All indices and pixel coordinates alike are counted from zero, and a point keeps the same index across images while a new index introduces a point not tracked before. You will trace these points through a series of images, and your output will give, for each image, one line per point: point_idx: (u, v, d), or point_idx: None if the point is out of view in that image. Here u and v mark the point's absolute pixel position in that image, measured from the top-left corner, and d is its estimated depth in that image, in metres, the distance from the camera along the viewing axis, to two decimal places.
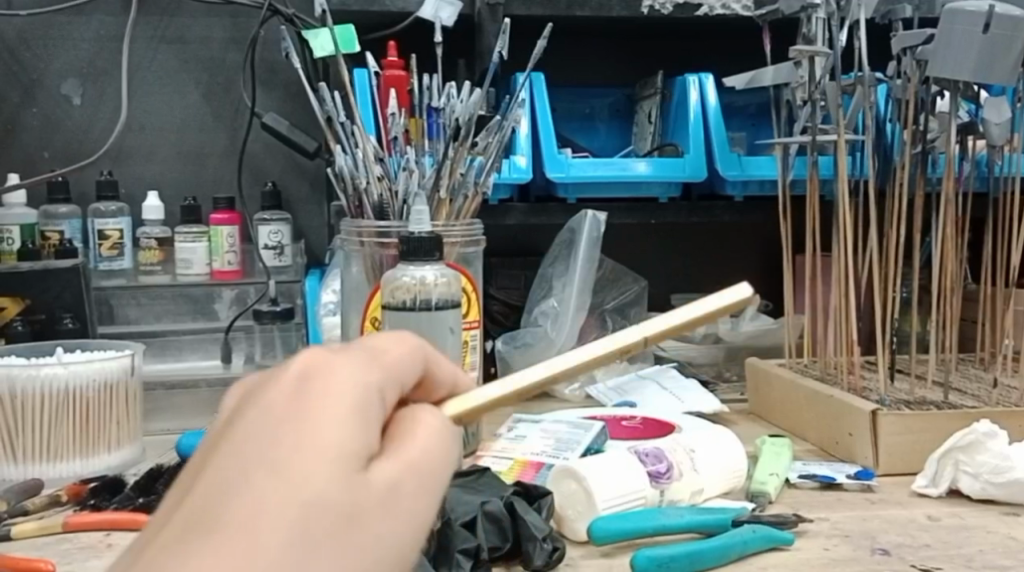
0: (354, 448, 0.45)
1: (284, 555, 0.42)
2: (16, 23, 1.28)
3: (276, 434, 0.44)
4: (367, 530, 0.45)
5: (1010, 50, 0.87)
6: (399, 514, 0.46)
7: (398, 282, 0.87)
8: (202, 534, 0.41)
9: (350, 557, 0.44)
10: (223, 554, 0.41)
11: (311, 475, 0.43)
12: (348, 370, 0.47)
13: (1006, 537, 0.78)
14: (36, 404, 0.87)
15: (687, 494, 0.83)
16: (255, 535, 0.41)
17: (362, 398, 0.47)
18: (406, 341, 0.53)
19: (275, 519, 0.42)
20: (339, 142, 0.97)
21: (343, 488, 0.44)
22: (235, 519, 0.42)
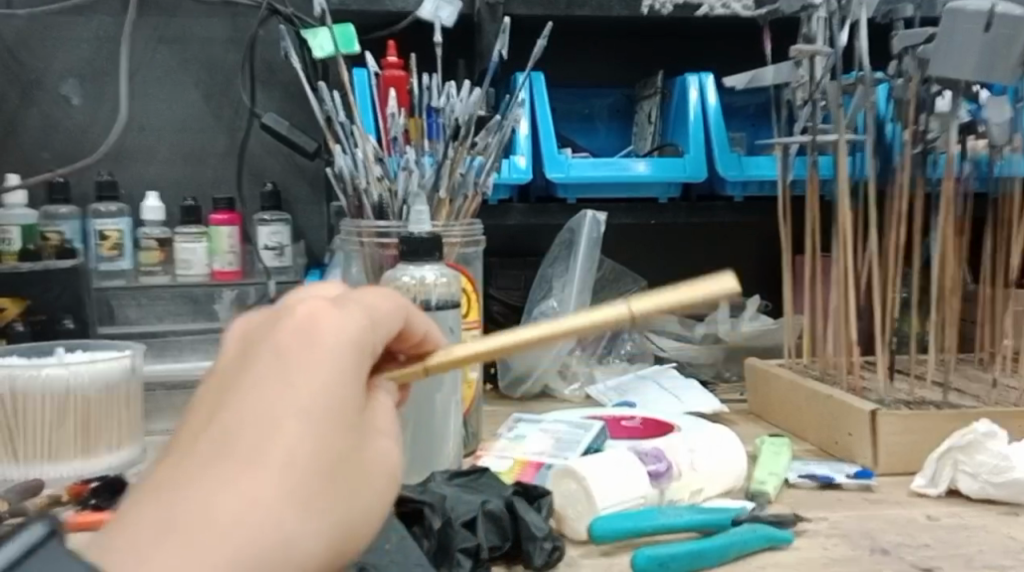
0: (358, 397, 0.49)
1: (312, 482, 0.45)
2: (16, 23, 1.28)
3: (294, 378, 0.47)
4: (367, 471, 0.48)
5: (1013, 48, 0.87)
6: (387, 460, 0.50)
7: (398, 283, 0.86)
8: (240, 461, 0.43)
9: (360, 487, 0.47)
10: (261, 477, 0.43)
11: (331, 415, 0.47)
12: (347, 326, 0.50)
13: (1006, 537, 0.78)
14: (37, 404, 0.87)
15: (687, 493, 0.83)
16: (289, 465, 0.44)
17: (359, 353, 0.50)
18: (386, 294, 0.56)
19: (305, 448, 0.45)
20: (339, 141, 0.98)
21: (349, 433, 0.47)
22: (269, 448, 0.44)
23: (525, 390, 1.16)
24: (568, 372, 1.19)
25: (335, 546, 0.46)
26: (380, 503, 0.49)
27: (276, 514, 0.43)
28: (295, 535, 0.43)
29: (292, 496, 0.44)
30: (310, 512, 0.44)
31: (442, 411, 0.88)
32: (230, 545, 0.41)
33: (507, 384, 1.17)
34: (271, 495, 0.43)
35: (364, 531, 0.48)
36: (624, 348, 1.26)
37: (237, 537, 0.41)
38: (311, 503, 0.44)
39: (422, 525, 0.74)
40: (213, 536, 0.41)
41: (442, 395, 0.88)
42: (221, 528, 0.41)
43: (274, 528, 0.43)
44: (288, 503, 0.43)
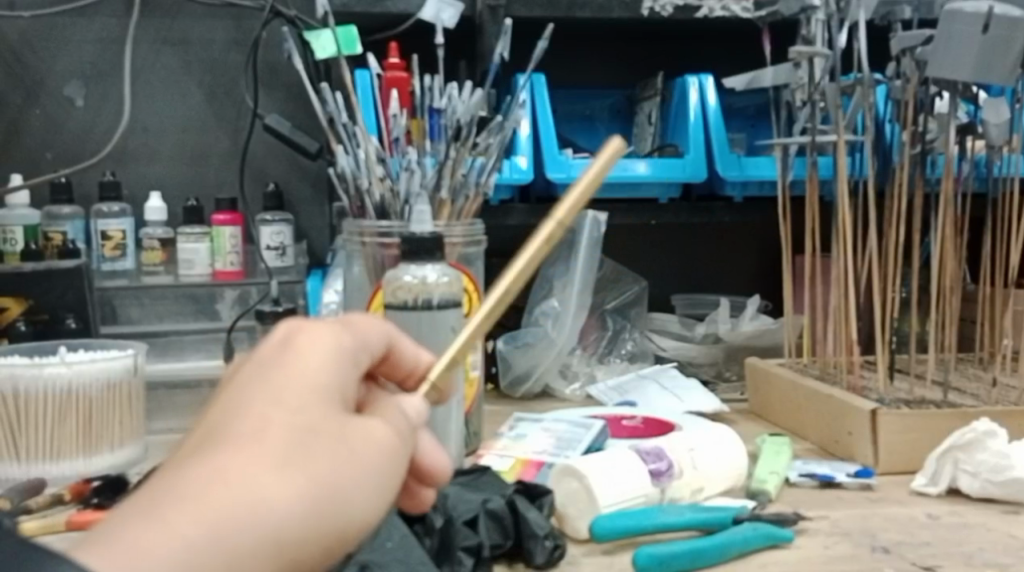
0: (333, 386, 0.51)
1: (286, 455, 0.46)
2: (20, 24, 1.28)
3: (269, 378, 0.50)
4: (360, 449, 0.49)
5: (1010, 49, 0.87)
6: (382, 439, 0.51)
7: (400, 282, 0.87)
8: (216, 444, 0.46)
9: (351, 462, 0.48)
10: (234, 452, 0.45)
11: (303, 401, 0.49)
12: (323, 334, 0.53)
13: (1006, 536, 0.79)
14: (40, 403, 0.88)
15: (688, 492, 0.84)
16: (261, 442, 0.46)
17: (336, 353, 0.53)
18: (368, 316, 0.59)
19: (276, 428, 0.47)
20: (341, 142, 0.98)
21: (331, 416, 0.49)
22: (242, 431, 0.47)
23: (525, 389, 1.16)
24: (568, 371, 1.20)
25: (323, 514, 0.46)
26: (378, 482, 0.50)
27: (251, 481, 0.45)
28: (273, 502, 0.45)
29: (266, 465, 0.45)
30: (289, 478, 0.46)
31: (444, 412, 0.88)
32: (205, 509, 0.43)
33: (508, 384, 1.17)
34: (244, 466, 0.45)
35: (357, 505, 0.48)
36: (625, 348, 1.26)
37: (213, 501, 0.43)
38: (287, 472, 0.46)
39: (423, 523, 0.74)
40: (189, 502, 0.43)
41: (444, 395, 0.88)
42: (196, 496, 0.43)
43: (249, 492, 0.44)
44: (262, 472, 0.45)
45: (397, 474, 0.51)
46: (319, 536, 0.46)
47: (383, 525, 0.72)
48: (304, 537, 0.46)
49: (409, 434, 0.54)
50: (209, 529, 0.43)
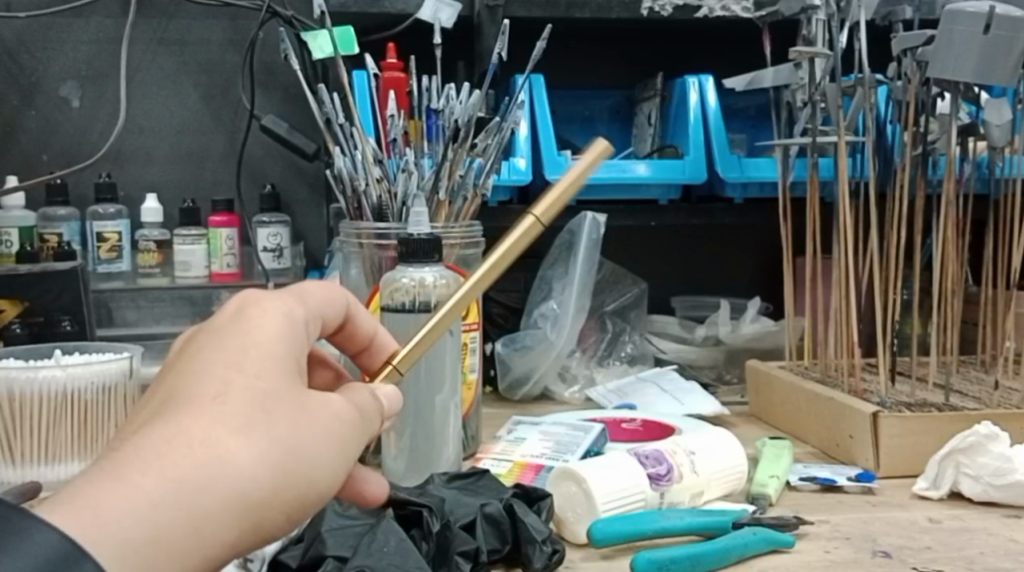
0: (289, 352, 0.54)
1: (246, 419, 0.50)
2: (16, 24, 1.28)
3: (227, 340, 0.53)
4: (318, 413, 0.53)
5: (1011, 50, 0.86)
6: (336, 402, 0.55)
7: (398, 284, 0.86)
8: (179, 406, 0.50)
9: (307, 424, 0.52)
10: (196, 415, 0.50)
11: (263, 364, 0.53)
12: (276, 302, 0.57)
13: (1007, 540, 0.78)
14: (34, 406, 0.87)
15: (687, 496, 0.83)
16: (222, 405, 0.50)
17: (289, 320, 0.56)
18: (327, 287, 0.63)
19: (236, 391, 0.51)
20: (339, 144, 0.97)
21: (288, 378, 0.53)
22: (203, 393, 0.51)
23: (524, 392, 1.16)
24: (568, 374, 1.19)
25: (284, 475, 0.51)
26: (336, 441, 0.54)
27: (210, 443, 0.49)
28: (233, 463, 0.49)
29: (227, 428, 0.50)
30: (249, 439, 0.50)
31: (442, 417, 0.87)
32: (169, 470, 0.48)
33: (507, 387, 1.16)
34: (205, 428, 0.49)
35: (317, 463, 0.52)
36: (624, 350, 1.25)
37: (176, 462, 0.48)
38: (247, 433, 0.50)
39: (420, 528, 0.73)
40: (152, 464, 0.48)
41: (442, 399, 0.87)
42: (160, 457, 0.48)
43: (211, 453, 0.49)
44: (224, 435, 0.49)
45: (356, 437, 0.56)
46: (281, 496, 0.51)
47: (379, 529, 0.71)
48: (265, 496, 0.50)
49: (365, 398, 0.58)
50: (169, 491, 0.47)
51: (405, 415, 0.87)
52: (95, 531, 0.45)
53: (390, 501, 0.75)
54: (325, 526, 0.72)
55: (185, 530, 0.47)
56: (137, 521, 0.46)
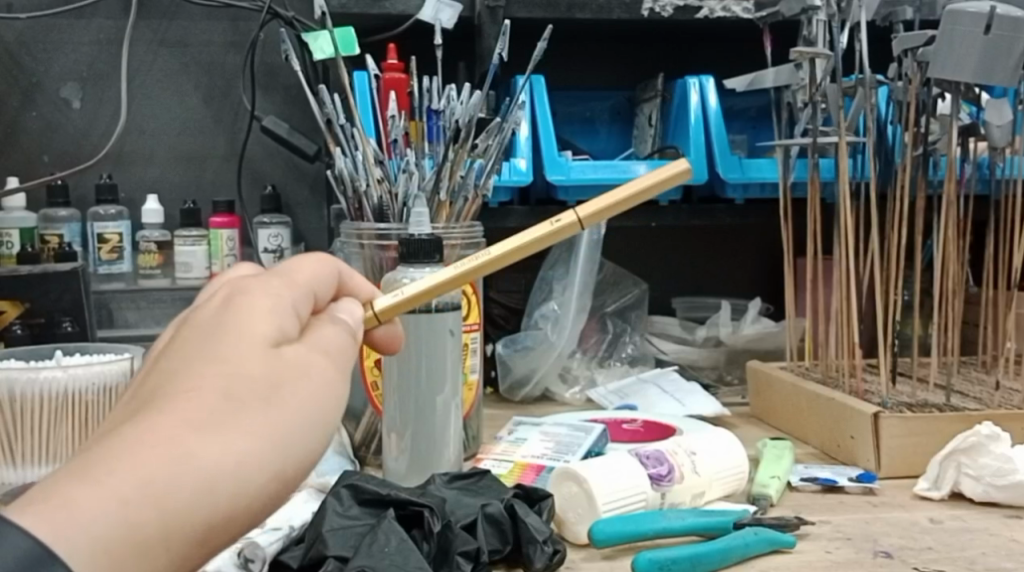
0: (263, 335, 0.52)
1: (216, 412, 0.48)
2: (16, 25, 1.28)
3: (199, 335, 0.51)
4: (291, 393, 0.51)
5: (1012, 51, 0.86)
6: (311, 379, 0.52)
7: (399, 285, 0.84)
8: (150, 404, 0.47)
9: (281, 409, 0.50)
10: (163, 412, 0.47)
11: (232, 350, 0.50)
12: (255, 285, 0.54)
13: (1009, 540, 0.78)
14: (35, 407, 0.87)
15: (688, 497, 0.83)
16: (189, 400, 0.48)
17: (265, 299, 0.54)
18: (314, 259, 0.59)
19: (205, 385, 0.49)
20: (339, 144, 0.97)
21: (259, 361, 0.51)
22: (173, 389, 0.48)
23: (525, 393, 1.16)
24: (568, 375, 1.19)
25: (261, 465, 0.48)
26: (313, 423, 0.51)
27: (178, 440, 0.46)
28: (202, 459, 0.46)
29: (197, 423, 0.47)
30: (218, 433, 0.47)
31: (442, 415, 0.87)
32: (138, 467, 0.45)
33: (507, 388, 1.17)
34: (171, 425, 0.46)
35: (293, 449, 0.50)
36: (625, 351, 1.25)
37: (146, 461, 0.45)
38: (216, 426, 0.47)
39: (421, 528, 0.73)
40: (123, 464, 0.45)
41: (442, 399, 0.87)
42: (126, 456, 0.45)
43: (178, 450, 0.46)
44: (191, 431, 0.47)
45: (337, 407, 0.53)
46: (263, 486, 0.49)
47: (379, 529, 0.71)
48: (243, 487, 0.47)
49: (345, 364, 0.56)
50: (139, 489, 0.44)
51: (405, 414, 0.87)
52: (64, 533, 0.42)
53: (391, 501, 0.74)
54: (326, 526, 0.72)
55: (157, 530, 0.45)
56: (107, 520, 0.43)
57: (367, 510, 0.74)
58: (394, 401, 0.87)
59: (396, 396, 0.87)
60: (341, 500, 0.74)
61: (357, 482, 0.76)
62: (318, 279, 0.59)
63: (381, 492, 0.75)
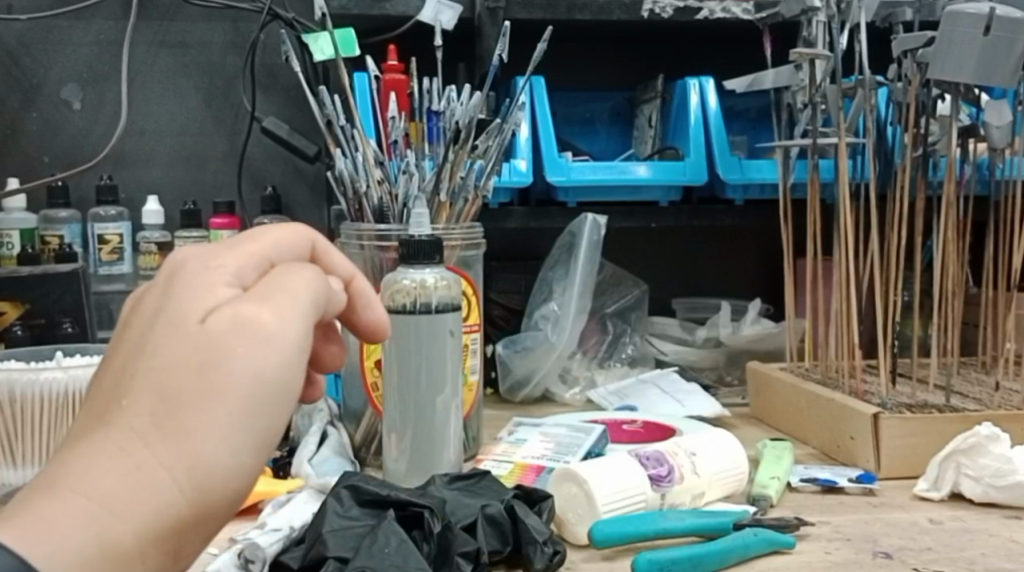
0: (198, 314, 0.52)
1: (154, 413, 0.50)
2: (16, 27, 1.28)
3: (143, 329, 0.53)
4: (228, 363, 0.51)
5: (1011, 52, 0.86)
6: (253, 340, 0.52)
7: (398, 285, 0.86)
8: (103, 413, 0.51)
9: (219, 385, 0.51)
10: (112, 423, 0.50)
11: (167, 340, 0.52)
12: (196, 264, 0.55)
13: (1008, 541, 0.78)
14: (35, 408, 0.87)
15: (688, 497, 0.83)
16: (128, 406, 0.51)
17: (205, 278, 0.54)
18: (269, 230, 0.59)
19: (146, 382, 0.51)
20: (339, 145, 0.97)
21: (191, 342, 0.51)
22: (120, 394, 0.51)
23: (525, 394, 1.16)
24: (568, 376, 1.19)
25: (215, 447, 0.50)
26: (260, 385, 0.51)
27: (126, 448, 0.50)
28: (150, 460, 0.50)
29: (141, 427, 0.50)
30: (162, 431, 0.50)
31: (442, 415, 0.87)
32: (96, 481, 0.49)
33: (507, 388, 1.17)
34: (119, 434, 0.50)
35: (246, 421, 0.51)
36: (625, 351, 1.25)
37: (101, 473, 0.49)
38: (159, 425, 0.50)
39: (421, 529, 0.73)
40: (81, 479, 0.49)
41: (442, 400, 0.87)
42: (85, 472, 0.49)
43: (130, 457, 0.50)
44: (137, 437, 0.50)
45: (288, 359, 0.52)
46: (227, 463, 0.51)
47: (380, 530, 0.71)
48: (203, 472, 0.50)
49: (300, 308, 0.54)
50: (97, 500, 0.49)
51: (405, 415, 0.87)
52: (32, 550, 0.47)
53: (391, 502, 0.75)
54: (327, 527, 0.72)
55: (126, 533, 0.49)
56: (73, 530, 0.48)
57: (368, 511, 0.74)
58: (394, 402, 0.87)
59: (396, 396, 0.87)
60: (341, 501, 0.74)
61: (357, 482, 0.76)
62: (273, 245, 0.58)
63: (382, 493, 0.75)
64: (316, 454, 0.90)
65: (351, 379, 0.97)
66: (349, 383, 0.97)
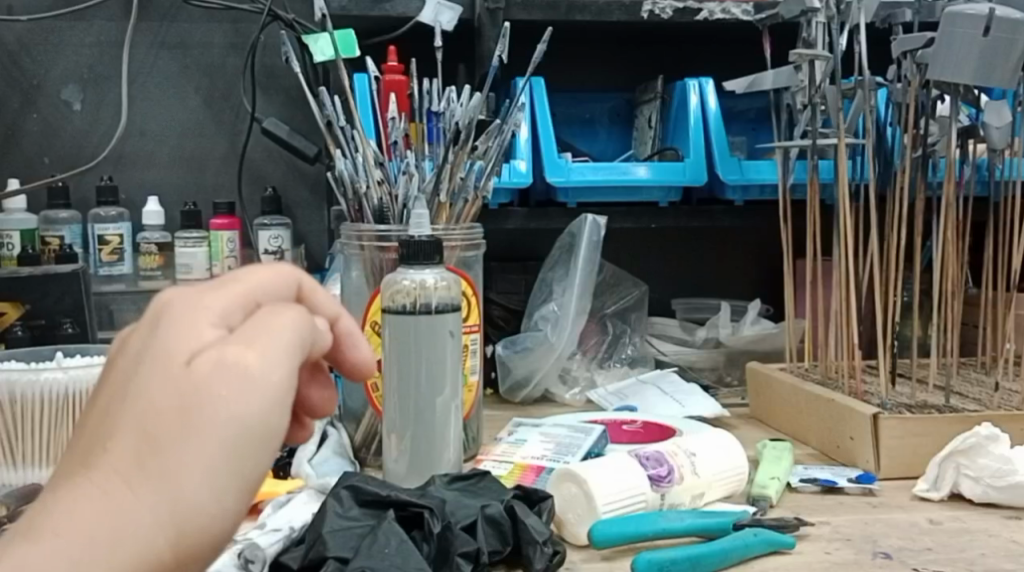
0: (179, 355, 0.49)
1: (136, 459, 0.47)
2: (17, 28, 1.28)
3: (124, 372, 0.50)
4: (210, 408, 0.48)
5: (1011, 53, 0.86)
6: (237, 382, 0.48)
7: (398, 286, 0.86)
8: (83, 459, 0.48)
9: (201, 432, 0.47)
10: (91, 469, 0.47)
11: (149, 384, 0.48)
12: (181, 302, 0.52)
13: (1008, 541, 0.78)
14: (35, 409, 0.87)
15: (688, 498, 0.83)
16: (111, 449, 0.47)
17: (189, 317, 0.51)
18: (259, 267, 0.55)
19: (125, 427, 0.48)
20: (339, 146, 0.97)
21: (174, 386, 0.48)
22: (99, 440, 0.48)
23: (525, 394, 1.16)
24: (568, 376, 1.19)
25: (199, 494, 0.47)
26: (246, 430, 0.48)
27: (105, 497, 0.47)
28: (131, 509, 0.47)
29: (121, 473, 0.47)
30: (142, 478, 0.47)
31: (442, 416, 0.87)
32: (72, 531, 0.46)
33: (508, 389, 1.17)
34: (98, 482, 0.47)
35: (231, 468, 0.48)
36: (625, 352, 1.25)
37: (79, 521, 0.46)
38: (139, 473, 0.47)
39: (421, 529, 0.73)
40: (58, 528, 0.46)
41: (442, 401, 0.87)
42: (63, 521, 0.46)
43: (108, 506, 0.47)
44: (116, 485, 0.47)
45: (274, 403, 0.49)
46: (211, 510, 0.48)
47: (380, 531, 0.71)
48: (188, 522, 0.47)
49: (290, 351, 0.51)
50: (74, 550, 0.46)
51: (405, 415, 0.87)
52: None
53: (391, 502, 0.75)
54: (327, 527, 0.72)
55: None
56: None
57: (368, 511, 0.75)
58: (394, 403, 0.87)
59: (396, 397, 0.87)
60: (341, 502, 0.75)
61: (358, 483, 0.76)
62: (262, 283, 0.54)
63: (382, 494, 0.75)
64: (317, 455, 0.90)
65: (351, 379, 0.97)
66: (349, 383, 0.97)
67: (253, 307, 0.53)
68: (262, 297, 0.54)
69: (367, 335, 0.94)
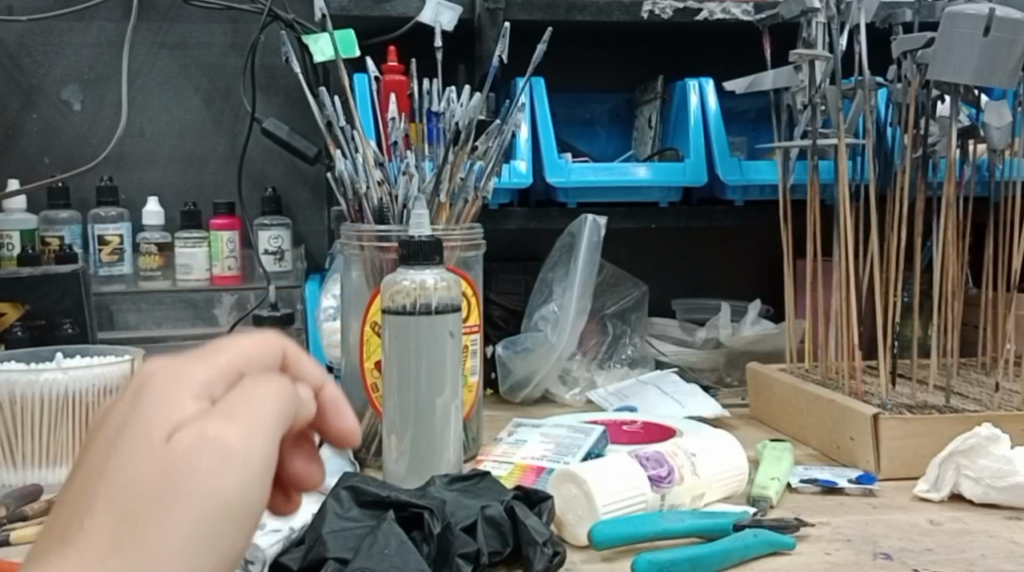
0: (159, 429, 0.48)
1: (109, 539, 0.45)
2: (16, 28, 1.28)
3: (101, 449, 0.48)
4: (189, 481, 0.46)
5: (1011, 53, 0.86)
6: (218, 457, 0.47)
7: (398, 286, 0.86)
8: (55, 540, 0.46)
9: (179, 506, 0.46)
10: (62, 550, 0.45)
11: (124, 460, 0.47)
12: (162, 375, 0.51)
13: (1008, 542, 0.78)
14: (35, 409, 0.87)
15: (688, 498, 0.83)
16: (82, 529, 0.45)
17: (170, 392, 0.50)
18: (242, 338, 0.55)
19: (98, 503, 0.46)
20: (339, 146, 0.97)
21: (152, 460, 0.47)
22: (72, 519, 0.46)
23: (525, 395, 1.16)
24: (568, 377, 1.19)
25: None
26: (226, 504, 0.47)
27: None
28: None
29: (94, 553, 0.45)
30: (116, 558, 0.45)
31: (442, 416, 0.87)
32: None
33: (508, 389, 1.17)
34: (70, 560, 0.45)
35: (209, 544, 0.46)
36: (625, 352, 1.25)
37: None
38: (114, 551, 0.45)
39: (421, 530, 0.73)
40: None
41: (442, 402, 0.87)
42: None
43: None
44: (89, 565, 0.45)
45: (254, 477, 0.48)
46: None
47: (380, 531, 0.71)
48: None
49: (271, 424, 0.50)
50: None
51: (405, 415, 0.87)
52: None
53: (391, 503, 0.75)
54: (327, 528, 0.72)
55: None
56: None
57: (367, 512, 0.75)
58: (394, 403, 0.87)
59: (396, 397, 0.87)
60: (341, 502, 0.75)
61: (358, 484, 0.76)
62: (244, 355, 0.54)
63: (381, 494, 0.75)
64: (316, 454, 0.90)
65: (351, 379, 0.97)
66: (349, 384, 0.97)
67: (234, 378, 0.52)
68: (244, 369, 0.53)
69: (367, 335, 0.94)
